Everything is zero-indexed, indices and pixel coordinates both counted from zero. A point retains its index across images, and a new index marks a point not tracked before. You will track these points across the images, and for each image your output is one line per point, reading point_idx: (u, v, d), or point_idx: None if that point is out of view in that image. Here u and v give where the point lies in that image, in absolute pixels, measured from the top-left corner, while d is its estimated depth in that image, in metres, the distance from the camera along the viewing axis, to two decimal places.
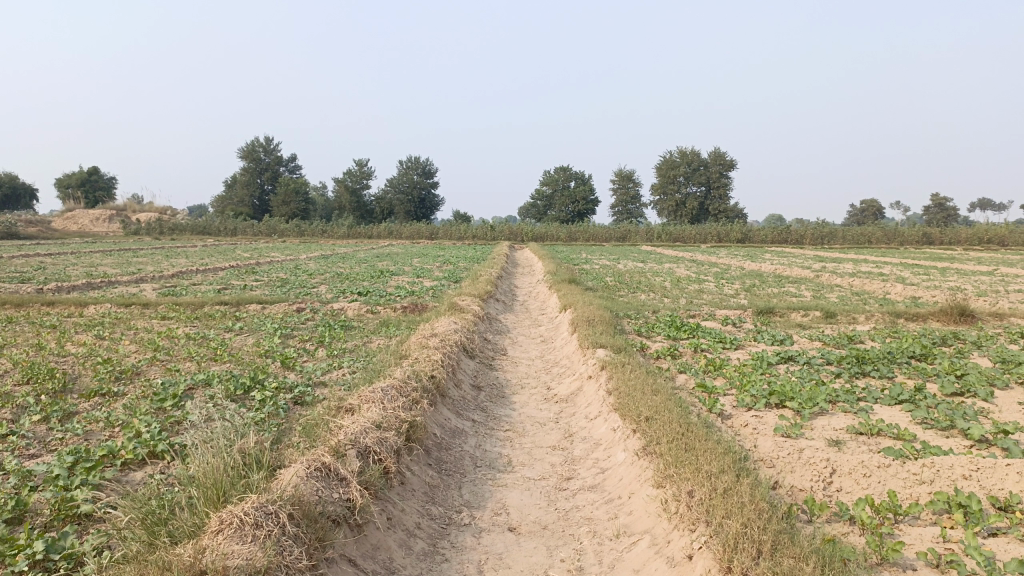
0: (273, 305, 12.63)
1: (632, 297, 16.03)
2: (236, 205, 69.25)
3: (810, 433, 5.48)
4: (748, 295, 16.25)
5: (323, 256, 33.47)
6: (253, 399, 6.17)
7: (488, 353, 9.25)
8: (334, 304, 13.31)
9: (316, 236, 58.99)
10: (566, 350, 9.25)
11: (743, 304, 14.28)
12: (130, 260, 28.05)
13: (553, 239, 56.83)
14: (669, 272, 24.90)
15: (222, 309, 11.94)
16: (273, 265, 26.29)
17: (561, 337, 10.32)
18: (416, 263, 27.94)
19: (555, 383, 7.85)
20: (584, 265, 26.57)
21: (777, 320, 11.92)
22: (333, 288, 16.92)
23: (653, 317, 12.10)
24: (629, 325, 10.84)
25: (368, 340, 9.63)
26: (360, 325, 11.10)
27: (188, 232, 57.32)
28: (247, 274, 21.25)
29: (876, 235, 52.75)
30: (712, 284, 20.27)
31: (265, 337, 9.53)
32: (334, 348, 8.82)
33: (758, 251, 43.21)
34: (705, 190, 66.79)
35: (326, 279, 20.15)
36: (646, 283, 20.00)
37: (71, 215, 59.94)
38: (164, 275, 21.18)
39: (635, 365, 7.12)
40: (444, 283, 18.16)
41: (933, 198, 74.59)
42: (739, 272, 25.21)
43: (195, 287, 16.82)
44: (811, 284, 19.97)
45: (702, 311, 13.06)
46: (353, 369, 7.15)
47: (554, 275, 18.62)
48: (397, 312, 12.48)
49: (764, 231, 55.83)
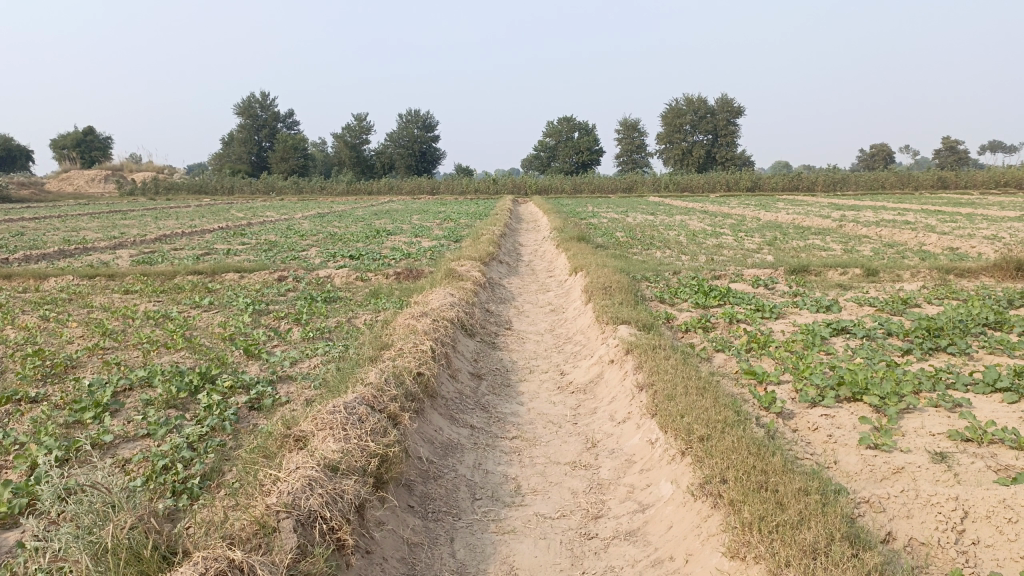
0: (252, 274, 11.41)
1: (648, 254, 14.71)
2: (233, 163, 67.64)
3: (904, 442, 4.26)
4: (772, 250, 14.92)
5: (321, 214, 32.13)
6: (198, 405, 4.98)
7: (490, 328, 8.05)
8: (320, 271, 12.08)
9: (314, 193, 57.58)
10: (581, 323, 8.04)
11: (770, 261, 12.98)
12: (118, 224, 26.87)
13: (558, 190, 55.24)
14: (683, 224, 23.55)
15: (195, 281, 10.74)
16: (265, 226, 25.07)
17: (573, 306, 9.09)
18: (415, 220, 26.77)
19: (569, 367, 6.64)
20: (592, 219, 25.25)
21: (812, 280, 10.62)
22: (323, 252, 15.71)
23: (674, 279, 10.83)
24: (649, 290, 9.57)
25: (353, 316, 8.41)
26: (346, 297, 9.88)
27: (184, 191, 55.87)
28: (235, 237, 20.01)
29: (890, 180, 51.09)
30: (731, 237, 18.93)
31: (233, 314, 8.32)
32: (312, 327, 7.62)
33: (770, 200, 41.72)
34: (712, 137, 64.90)
35: (318, 240, 18.92)
36: (660, 238, 18.66)
37: (65, 177, 58.58)
38: (146, 239, 19.96)
39: (667, 346, 5.90)
40: (444, 242, 16.88)
41: (946, 140, 72.22)
42: (756, 223, 23.78)
43: (174, 253, 15.61)
44: (835, 235, 18.58)
45: (727, 270, 11.78)
46: (328, 358, 5.96)
47: (561, 231, 17.28)
48: (390, 280, 11.25)
49: (774, 177, 54.11)
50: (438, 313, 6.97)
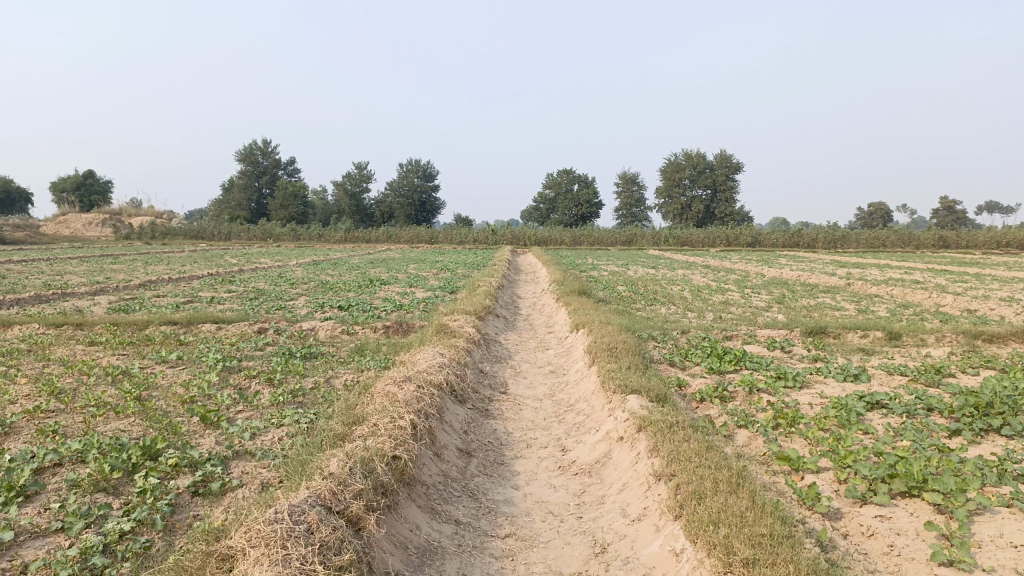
0: (230, 325, 10.66)
1: (652, 311, 13.99)
2: (232, 208, 67.35)
3: (983, 556, 3.49)
4: (782, 309, 14.24)
5: (315, 262, 31.51)
6: (132, 490, 4.19)
7: (483, 393, 7.27)
8: (304, 323, 11.33)
9: (311, 240, 57.11)
10: (584, 389, 7.26)
11: (782, 321, 12.27)
12: (107, 269, 26.14)
13: (557, 242, 54.81)
14: (686, 279, 22.92)
15: (167, 332, 9.96)
16: (256, 273, 24.38)
17: (575, 367, 8.33)
18: (411, 270, 26.12)
19: (571, 442, 5.85)
20: (591, 272, 24.64)
21: (832, 344, 9.89)
22: (311, 302, 14.99)
23: (683, 339, 10.10)
24: (657, 352, 8.83)
25: (332, 377, 7.63)
26: (329, 353, 9.11)
27: (180, 236, 55.38)
28: (223, 284, 19.30)
29: (891, 238, 50.76)
30: (736, 293, 18.25)
31: (201, 372, 7.55)
32: (286, 389, 6.84)
33: (771, 256, 41.35)
34: (712, 192, 64.87)
35: (309, 289, 18.21)
36: (664, 293, 17.97)
37: (63, 221, 58.17)
38: (130, 285, 19.22)
39: (684, 422, 5.13)
40: (438, 294, 16.16)
41: (944, 200, 72.40)
42: (760, 279, 23.17)
43: (155, 300, 14.86)
44: (845, 294, 17.90)
45: (738, 330, 11.06)
46: (296, 429, 5.19)
47: (561, 285, 16.60)
48: (378, 334, 10.49)
49: (774, 233, 53.79)
50: (424, 376, 6.22)
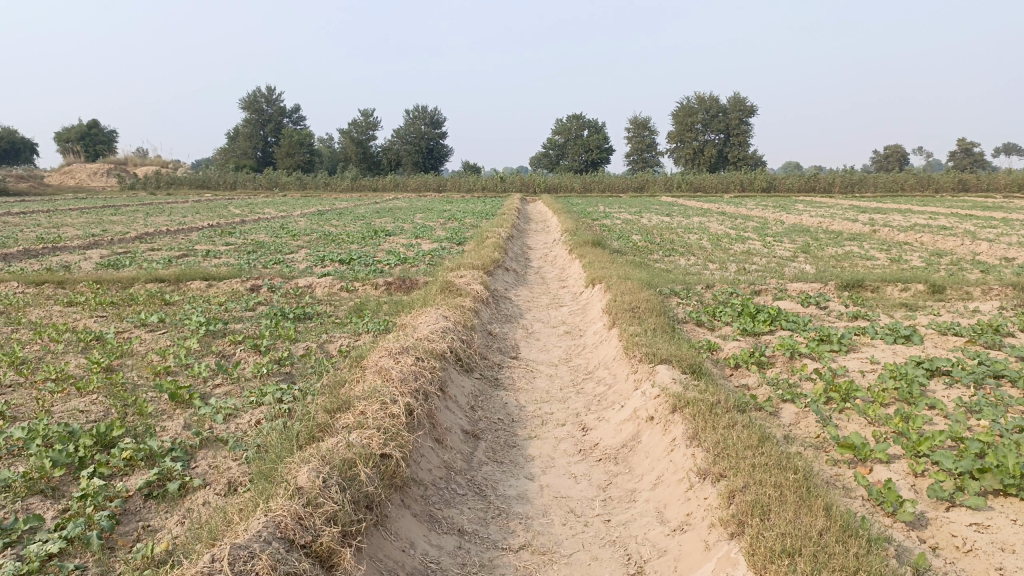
0: (221, 281, 9.95)
1: (671, 262, 13.21)
2: (238, 157, 66.26)
3: None
4: (809, 259, 13.41)
5: (319, 212, 30.69)
6: (74, 492, 3.52)
7: (492, 359, 6.56)
8: (301, 278, 10.61)
9: (318, 189, 56.15)
10: (604, 354, 6.54)
11: (812, 272, 11.48)
12: (106, 220, 25.38)
13: (567, 190, 53.66)
14: (702, 227, 22.04)
15: (152, 290, 9.26)
16: (258, 223, 23.63)
17: (594, 328, 7.60)
18: (417, 220, 25.30)
19: (592, 420, 5.13)
20: (604, 220, 23.77)
21: (870, 300, 9.11)
22: (311, 254, 14.27)
23: (708, 295, 9.34)
24: (683, 310, 8.09)
25: (326, 341, 6.91)
26: (325, 313, 8.39)
27: (185, 186, 54.52)
28: (222, 235, 18.59)
29: (910, 182, 49.35)
30: (757, 241, 17.39)
31: (181, 338, 6.87)
32: (272, 358, 6.14)
33: (787, 202, 40.26)
34: (725, 136, 63.25)
35: (311, 241, 17.47)
36: (681, 242, 17.13)
37: (67, 171, 57.34)
38: (127, 237, 18.51)
39: (727, 401, 4.41)
40: (445, 246, 15.39)
41: (963, 142, 70.45)
42: (781, 226, 22.27)
43: (148, 254, 14.16)
44: (872, 242, 17.02)
45: (766, 283, 10.29)
46: (275, 410, 4.49)
47: (574, 235, 15.80)
48: (379, 291, 9.77)
49: (790, 178, 52.38)
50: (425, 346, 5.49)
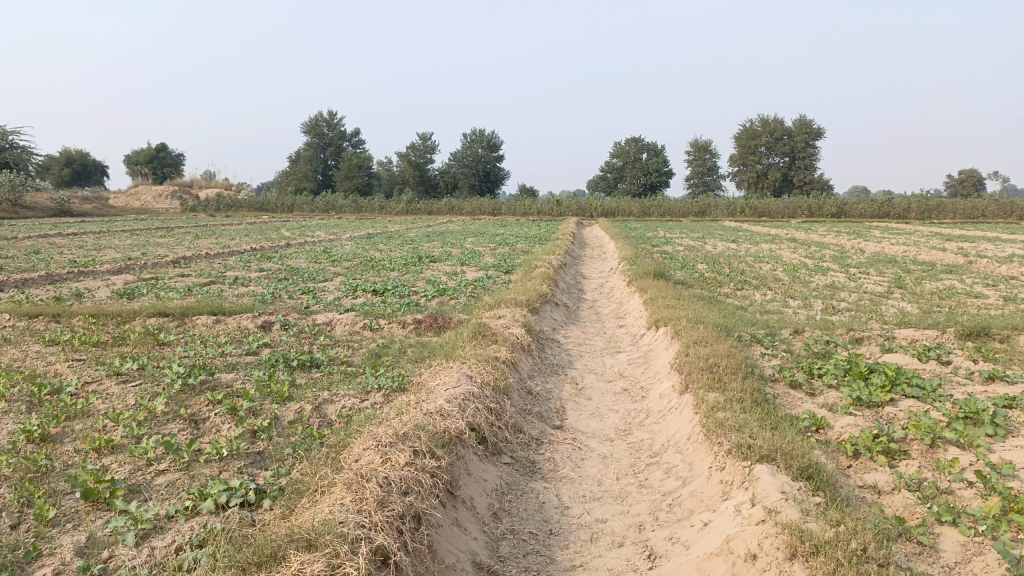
0: (230, 317, 8.75)
1: (745, 298, 11.65)
2: (298, 180, 66.54)
3: None
4: (906, 297, 11.67)
5: (369, 235, 29.79)
6: None
7: (529, 433, 5.12)
8: (323, 312, 9.36)
9: (373, 211, 55.72)
10: (674, 431, 5.04)
11: (916, 315, 9.77)
12: (151, 242, 24.78)
13: (625, 213, 52.07)
14: (774, 255, 20.28)
15: (148, 327, 8.09)
16: (302, 247, 22.73)
17: (659, 388, 6.11)
18: (467, 244, 24.15)
19: (661, 541, 3.63)
20: (664, 247, 22.21)
21: (1002, 354, 7.40)
22: (346, 283, 13.09)
23: (797, 344, 7.76)
24: (771, 368, 6.56)
25: (324, 400, 5.57)
26: (338, 359, 7.08)
27: (244, 208, 54.74)
28: (261, 260, 17.64)
29: (993, 207, 46.27)
30: (840, 273, 15.61)
31: (151, 394, 5.61)
32: (248, 430, 4.83)
33: (862, 228, 37.85)
34: (790, 160, 60.87)
35: (351, 267, 16.35)
36: (753, 273, 15.41)
37: (134, 192, 58.24)
38: (163, 261, 17.66)
39: (873, 544, 2.91)
40: (491, 275, 14.08)
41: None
42: (861, 256, 20.32)
43: (172, 281, 13.15)
44: (973, 275, 15.06)
45: (866, 328, 8.63)
46: (208, 534, 3.15)
47: (634, 264, 14.32)
48: (407, 330, 8.45)
49: (862, 203, 49.73)
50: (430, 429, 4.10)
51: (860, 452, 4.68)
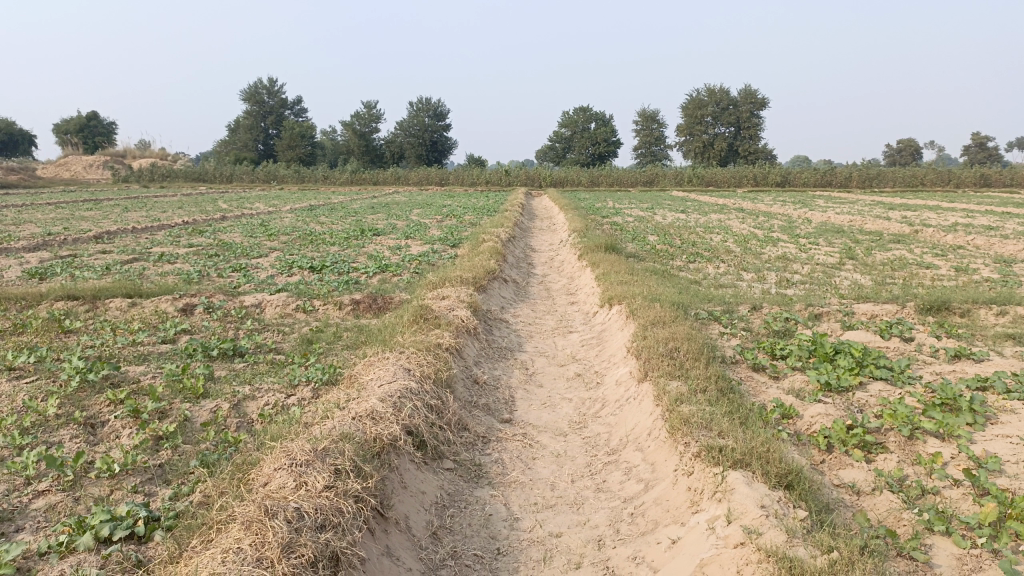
0: (149, 300, 8.00)
1: (698, 271, 11.31)
2: (238, 150, 64.37)
3: None
4: (859, 269, 11.47)
5: (311, 207, 28.77)
6: None
7: (473, 430, 4.61)
8: (252, 293, 8.66)
9: (316, 182, 54.19)
10: (633, 425, 4.60)
11: (872, 288, 9.52)
12: (77, 215, 23.43)
13: (574, 183, 51.69)
14: (724, 226, 20.08)
15: (54, 313, 7.30)
16: (239, 221, 21.70)
17: (615, 375, 5.66)
18: (412, 216, 23.46)
19: (623, 561, 3.19)
20: (614, 219, 21.83)
21: (965, 329, 7.15)
22: (282, 259, 12.35)
23: (756, 321, 7.40)
24: (733, 351, 6.16)
25: (244, 396, 4.96)
26: (265, 346, 6.45)
27: (181, 179, 52.71)
28: (193, 235, 16.67)
29: (930, 176, 47.19)
30: (791, 244, 15.42)
31: (43, 394, 4.93)
32: (152, 437, 4.21)
33: (807, 197, 38.10)
34: (736, 129, 61.16)
35: (290, 242, 15.54)
36: (705, 245, 15.11)
37: (62, 162, 55.48)
38: (86, 237, 16.54)
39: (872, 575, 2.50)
40: (437, 249, 13.49)
41: (978, 137, 68.44)
42: (809, 226, 20.26)
43: (92, 260, 12.22)
44: (921, 245, 15.02)
45: (824, 302, 8.32)
46: None
47: (585, 236, 13.87)
48: (344, 312, 7.85)
49: (806, 172, 50.22)
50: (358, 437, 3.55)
51: (833, 446, 4.30)
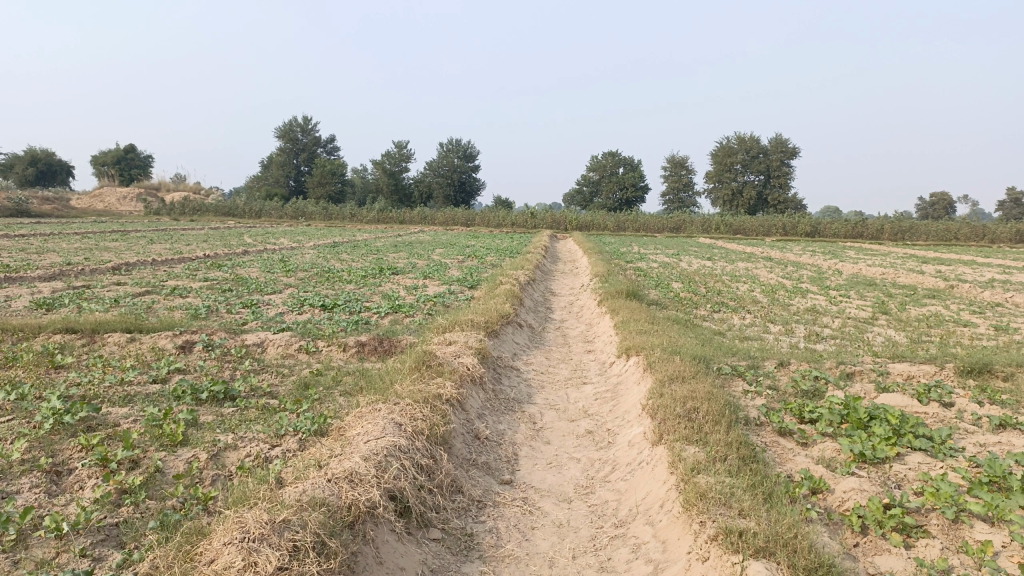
0: (148, 337, 7.71)
1: (722, 322, 10.85)
2: (268, 185, 65.14)
3: None
4: (893, 325, 10.93)
5: (334, 244, 28.69)
6: None
7: (467, 494, 4.20)
8: (256, 332, 8.35)
9: (343, 219, 54.48)
10: (644, 495, 4.17)
11: (907, 346, 8.99)
12: (102, 246, 23.48)
13: (600, 228, 51.43)
14: (751, 275, 19.57)
15: (48, 346, 7.03)
16: (261, 255, 21.61)
17: (628, 435, 5.24)
18: (434, 256, 23.25)
19: None
20: (638, 264, 21.41)
21: (1010, 395, 6.62)
22: (295, 296, 12.07)
23: (783, 378, 6.93)
24: (757, 412, 5.70)
25: (225, 446, 4.60)
26: (258, 390, 6.10)
27: (211, 213, 53.31)
28: (211, 269, 16.51)
29: (964, 231, 46.23)
30: (820, 296, 14.89)
31: (12, 436, 4.60)
32: (116, 490, 3.86)
33: (837, 248, 37.39)
34: (764, 178, 60.75)
35: (306, 279, 15.31)
36: (730, 294, 14.64)
37: (97, 194, 56.40)
38: (105, 268, 16.45)
39: None
40: (454, 290, 13.16)
41: (1012, 191, 67.31)
42: (840, 278, 19.69)
43: (104, 291, 12.03)
44: (957, 302, 14.41)
45: (856, 361, 7.83)
46: None
47: (606, 281, 13.48)
48: (348, 355, 7.50)
49: (836, 223, 49.53)
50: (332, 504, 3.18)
51: (868, 528, 3.82)
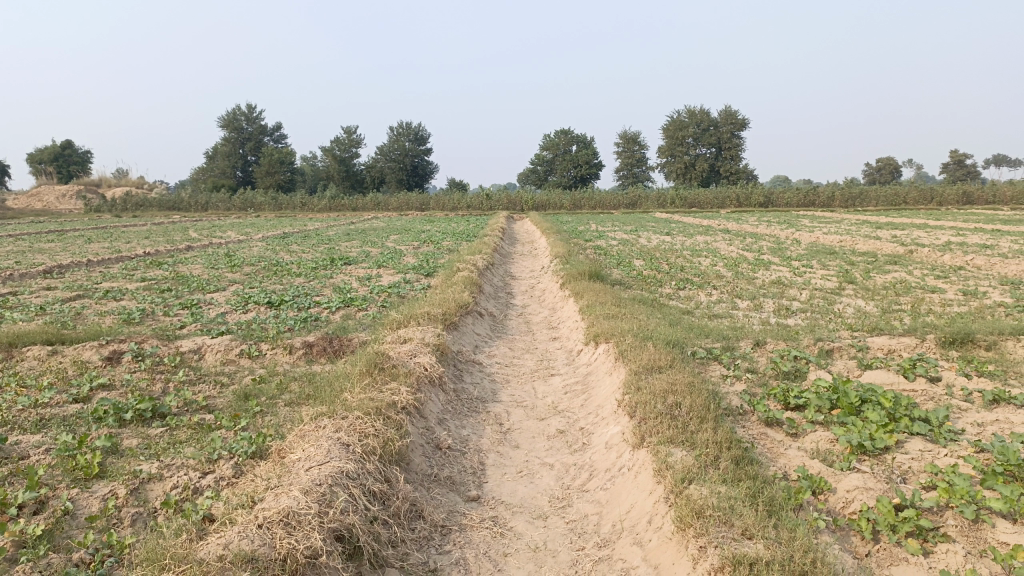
0: (71, 349, 6.99)
1: (689, 299, 10.46)
2: (215, 177, 63.25)
3: None
4: (862, 294, 10.67)
5: (284, 235, 27.68)
6: None
7: (428, 519, 3.68)
8: (194, 336, 7.67)
9: (294, 209, 53.08)
10: (628, 509, 3.70)
11: (880, 317, 8.70)
12: (35, 248, 22.17)
13: (556, 207, 50.99)
14: (712, 248, 19.31)
15: None
16: (205, 251, 20.63)
17: (604, 435, 4.77)
18: (388, 243, 22.50)
19: None
20: (597, 243, 20.96)
21: (996, 365, 6.33)
22: (240, 294, 11.35)
23: (761, 359, 6.54)
24: (740, 401, 5.28)
25: (150, 477, 4.01)
26: (193, 403, 5.48)
27: (155, 209, 51.49)
28: (151, 267, 15.58)
29: (913, 194, 46.83)
30: (783, 267, 14.64)
31: None
32: (11, 545, 3.24)
33: (791, 217, 37.51)
34: (716, 150, 60.90)
35: (253, 274, 14.53)
36: (693, 270, 14.31)
37: (34, 193, 53.98)
38: (36, 272, 15.40)
39: None
40: (409, 279, 12.56)
41: (955, 154, 68.63)
42: (800, 247, 19.55)
43: (30, 298, 11.13)
44: (919, 267, 14.27)
45: (832, 335, 7.49)
46: None
47: (567, 262, 13.01)
48: (295, 357, 6.90)
49: (788, 193, 49.89)
50: (264, 560, 2.64)
51: (880, 534, 3.42)
